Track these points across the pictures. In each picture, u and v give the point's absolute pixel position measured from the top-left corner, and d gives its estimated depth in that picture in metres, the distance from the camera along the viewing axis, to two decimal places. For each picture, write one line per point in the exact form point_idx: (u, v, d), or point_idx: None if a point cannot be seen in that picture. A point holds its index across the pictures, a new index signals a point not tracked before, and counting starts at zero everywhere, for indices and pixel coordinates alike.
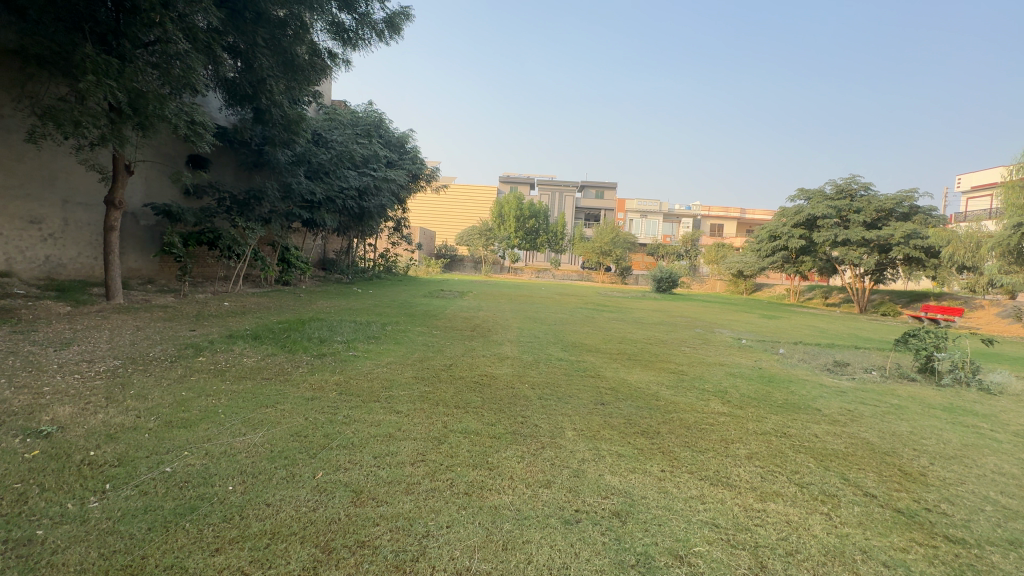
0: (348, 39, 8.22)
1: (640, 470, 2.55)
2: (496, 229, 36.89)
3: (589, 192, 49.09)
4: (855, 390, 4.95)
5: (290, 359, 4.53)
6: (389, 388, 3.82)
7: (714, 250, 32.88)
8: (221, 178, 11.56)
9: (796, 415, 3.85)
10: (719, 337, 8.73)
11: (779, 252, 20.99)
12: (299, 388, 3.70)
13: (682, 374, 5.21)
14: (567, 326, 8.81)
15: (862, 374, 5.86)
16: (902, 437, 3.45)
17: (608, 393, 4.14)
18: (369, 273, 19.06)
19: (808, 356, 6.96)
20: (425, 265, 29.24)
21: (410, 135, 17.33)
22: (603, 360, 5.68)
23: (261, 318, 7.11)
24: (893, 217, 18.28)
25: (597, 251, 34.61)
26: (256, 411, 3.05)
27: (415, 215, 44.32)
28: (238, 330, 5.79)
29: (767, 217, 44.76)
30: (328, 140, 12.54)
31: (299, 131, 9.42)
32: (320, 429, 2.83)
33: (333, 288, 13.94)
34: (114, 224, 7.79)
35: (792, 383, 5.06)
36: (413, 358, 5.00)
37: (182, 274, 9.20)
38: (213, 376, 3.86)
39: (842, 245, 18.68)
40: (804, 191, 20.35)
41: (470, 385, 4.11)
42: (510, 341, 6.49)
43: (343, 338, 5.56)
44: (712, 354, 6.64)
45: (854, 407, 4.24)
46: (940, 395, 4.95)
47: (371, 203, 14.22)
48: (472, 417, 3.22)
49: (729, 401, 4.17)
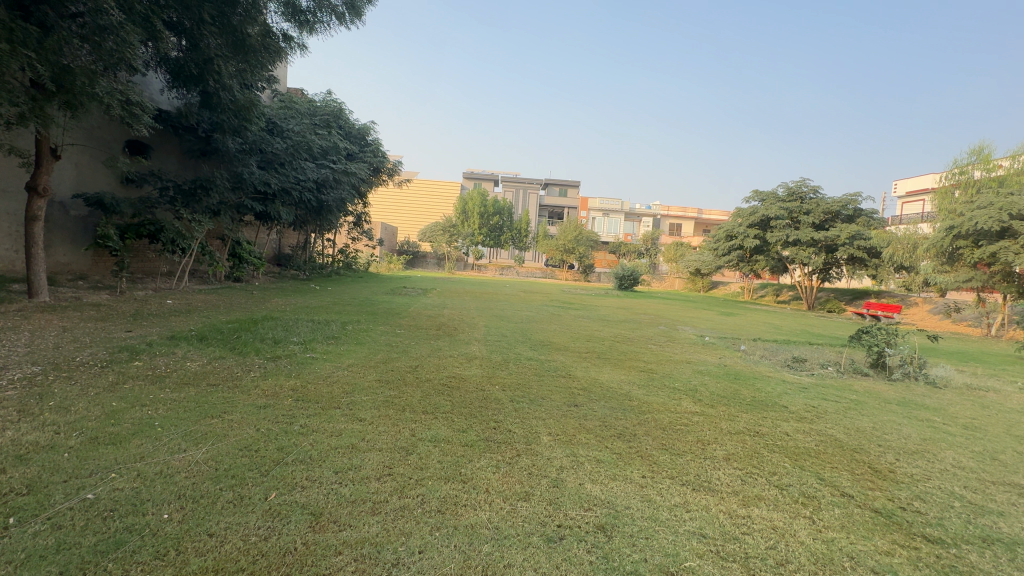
0: (305, 22, 7.82)
1: (621, 478, 2.44)
2: (460, 226, 36.46)
3: (553, 189, 49.34)
4: (816, 386, 5.07)
5: (240, 363, 4.17)
6: (351, 393, 3.57)
7: (673, 248, 33.79)
8: (164, 165, 10.73)
9: (765, 412, 3.87)
10: (682, 334, 8.87)
11: (735, 251, 21.74)
12: (250, 395, 3.38)
13: (652, 372, 5.19)
14: (534, 324, 8.69)
15: (820, 370, 6.04)
16: (866, 433, 3.52)
17: (581, 394, 4.04)
18: (327, 269, 18.33)
19: (768, 353, 7.15)
20: (387, 262, 28.48)
21: (371, 126, 16.75)
22: (573, 359, 5.59)
23: (209, 317, 6.60)
24: (839, 219, 19.28)
25: (561, 249, 34.83)
26: (200, 423, 2.74)
27: (376, 209, 43.17)
28: (180, 331, 5.31)
29: (723, 217, 46.48)
30: (283, 129, 11.90)
31: (251, 117, 8.85)
32: (274, 442, 2.56)
33: (289, 285, 13.27)
34: (38, 214, 7.04)
35: (757, 380, 5.13)
36: (375, 360, 4.72)
37: (119, 269, 8.47)
38: (150, 383, 3.47)
39: (792, 245, 19.56)
40: (759, 192, 21.15)
41: (437, 388, 3.90)
42: (477, 341, 6.29)
43: (300, 339, 5.20)
44: (678, 352, 6.69)
45: (818, 404, 4.32)
46: (893, 390, 5.15)
47: (330, 196, 13.65)
48: (442, 424, 3.03)
49: (701, 400, 4.15)
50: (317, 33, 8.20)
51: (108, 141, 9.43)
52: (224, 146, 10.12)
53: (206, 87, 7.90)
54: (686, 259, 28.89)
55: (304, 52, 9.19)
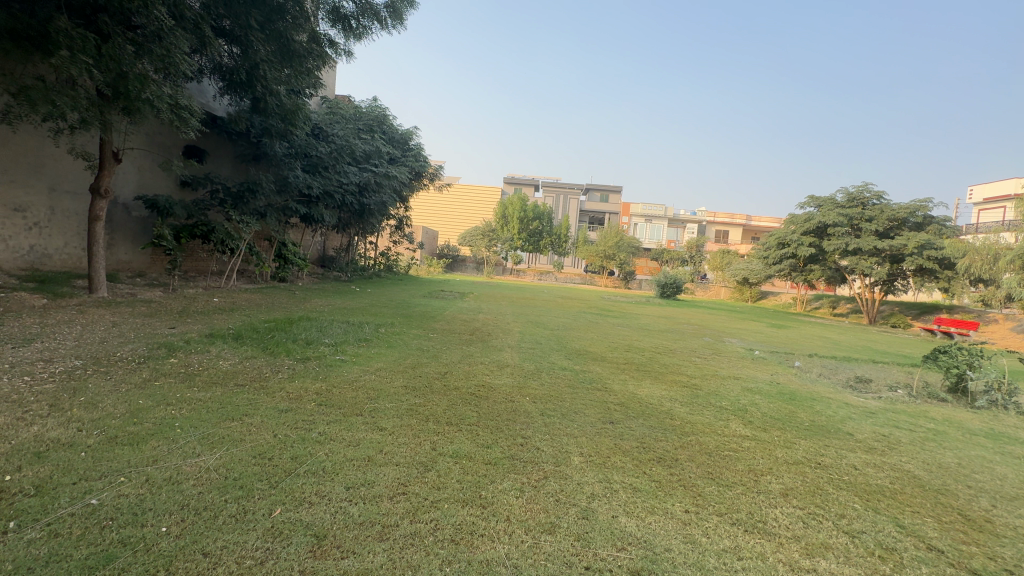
0: (351, 29, 7.95)
1: (660, 511, 2.16)
2: (499, 231, 36.53)
3: (594, 195, 48.65)
4: (885, 411, 4.54)
5: (270, 363, 4.15)
6: (375, 399, 3.45)
7: (719, 256, 32.46)
8: (217, 169, 11.23)
9: (827, 440, 3.45)
10: (729, 347, 8.33)
11: (787, 260, 20.55)
12: (273, 397, 3.30)
13: (696, 388, 4.81)
14: (571, 331, 8.41)
15: (887, 392, 5.45)
16: (951, 471, 3.05)
17: (617, 410, 3.74)
18: (368, 271, 18.70)
19: (827, 371, 6.56)
20: (426, 265, 28.87)
21: (414, 131, 16.99)
22: (609, 371, 5.28)
23: (249, 316, 6.75)
24: (906, 227, 17.86)
25: (601, 255, 34.21)
26: (219, 426, 2.67)
27: (418, 214, 44.02)
28: (220, 329, 5.42)
29: (774, 225, 44.30)
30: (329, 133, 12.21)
31: (297, 122, 9.08)
32: (289, 450, 2.45)
33: (330, 286, 13.58)
34: (99, 214, 7.44)
35: (815, 402, 4.66)
36: (404, 365, 4.60)
37: (172, 268, 8.87)
38: (179, 381, 3.47)
39: (852, 254, 18.25)
40: (815, 198, 19.91)
41: (464, 398, 3.72)
42: (511, 347, 6.09)
43: (331, 341, 5.16)
44: (725, 366, 6.23)
45: (889, 432, 3.83)
46: (978, 419, 4.54)
47: (371, 200, 13.88)
48: (466, 438, 2.84)
49: (751, 422, 3.76)
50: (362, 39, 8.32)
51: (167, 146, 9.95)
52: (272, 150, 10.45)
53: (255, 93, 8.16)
54: (733, 268, 27.66)
55: (349, 58, 9.39)
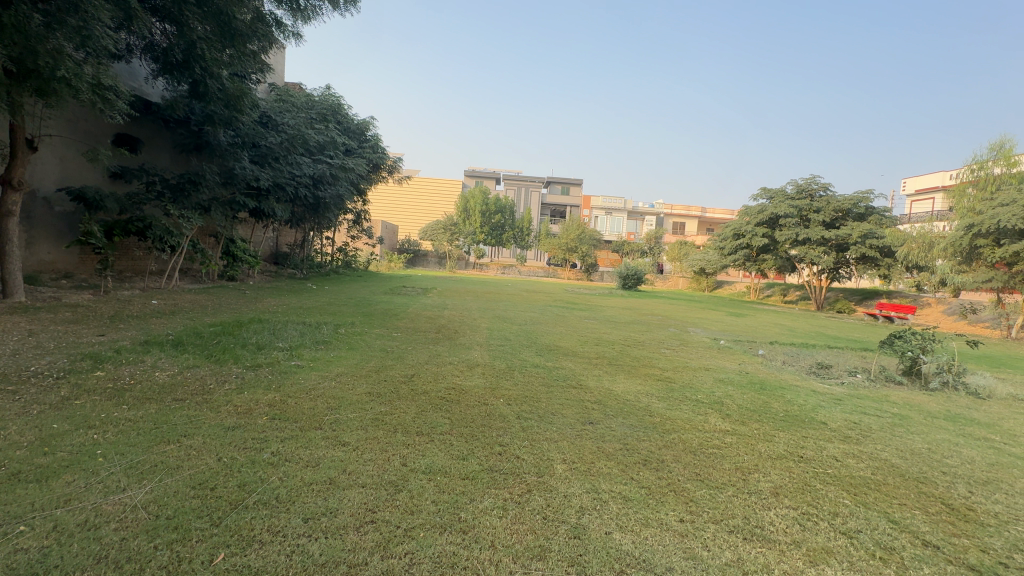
0: (299, 10, 7.44)
1: (656, 523, 2.00)
2: (461, 225, 36.03)
3: (555, 188, 48.82)
4: (851, 397, 4.63)
5: (215, 372, 3.74)
6: (336, 409, 3.15)
7: (677, 247, 33.32)
8: (154, 160, 10.34)
9: (804, 431, 3.44)
10: (695, 337, 8.42)
11: (741, 250, 21.27)
12: (218, 413, 2.93)
13: (670, 381, 4.75)
14: (539, 326, 8.27)
15: (848, 378, 5.59)
16: (924, 458, 3.08)
17: (595, 409, 3.59)
18: (325, 268, 17.93)
19: (789, 358, 6.71)
20: (387, 261, 28.08)
21: (371, 121, 16.32)
22: (582, 367, 5.14)
23: (193, 319, 6.19)
24: (850, 217, 18.83)
25: (563, 248, 34.36)
26: (151, 452, 2.31)
27: (376, 208, 42.82)
28: (157, 335, 4.89)
29: (727, 216, 45.98)
30: (278, 122, 11.50)
31: (242, 108, 8.42)
32: (235, 477, 2.13)
33: (285, 285, 12.86)
34: (12, 208, 6.61)
35: (785, 391, 4.69)
36: (367, 368, 4.28)
37: (103, 268, 8.06)
38: (105, 398, 3.03)
39: (801, 244, 19.08)
40: (767, 190, 20.65)
41: (434, 403, 3.47)
42: (480, 345, 5.86)
43: (286, 345, 4.75)
44: (694, 357, 6.24)
45: (859, 419, 3.87)
46: (935, 401, 4.71)
47: (326, 193, 13.21)
48: (439, 449, 2.60)
49: (729, 416, 3.71)
50: (312, 20, 7.80)
51: (94, 134, 9.04)
52: (215, 139, 9.69)
53: (193, 76, 7.48)
54: (691, 259, 28.46)
55: (297, 41, 8.83)
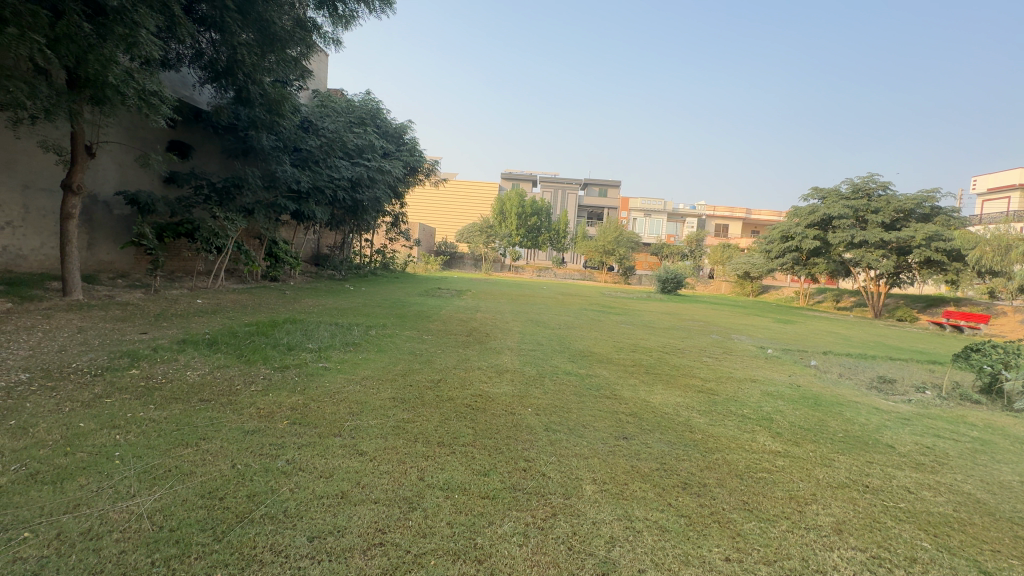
0: (339, 17, 7.55)
1: (698, 563, 1.77)
2: (497, 227, 36.06)
3: (592, 189, 48.15)
4: (921, 417, 4.15)
5: (244, 373, 3.74)
6: (358, 415, 3.05)
7: (719, 250, 32.11)
8: (203, 165, 10.80)
9: (867, 455, 3.07)
10: (739, 345, 7.94)
11: (789, 253, 20.17)
12: (240, 415, 2.89)
13: (712, 393, 4.42)
14: (573, 330, 8.02)
15: (915, 394, 5.07)
16: (1016, 493, 2.67)
17: (631, 423, 3.34)
18: (363, 269, 18.29)
19: (846, 370, 6.17)
20: (423, 263, 28.44)
21: (408, 125, 16.54)
22: (617, 375, 4.88)
23: (232, 319, 6.33)
24: (912, 218, 17.49)
25: (600, 250, 33.78)
26: (167, 456, 2.26)
27: (415, 211, 43.60)
28: (194, 334, 5.01)
29: (774, 218, 43.97)
30: (319, 127, 11.79)
31: (283, 112, 8.63)
32: (245, 486, 2.04)
33: (324, 286, 13.15)
34: (72, 211, 7.00)
35: (843, 407, 4.27)
36: (393, 372, 4.19)
37: (154, 268, 8.45)
38: (135, 397, 3.05)
39: (858, 247, 17.87)
40: (819, 190, 19.50)
41: (459, 411, 3.33)
42: (510, 350, 5.68)
43: (315, 346, 4.75)
44: (739, 367, 5.83)
45: (933, 443, 3.43)
46: (1021, 424, 4.16)
47: (365, 195, 13.43)
48: (459, 463, 2.44)
49: (780, 434, 3.37)
50: (351, 26, 7.90)
51: (149, 141, 9.52)
52: (259, 143, 10.00)
53: (237, 82, 7.72)
54: (735, 262, 27.30)
55: (337, 47, 9.00)
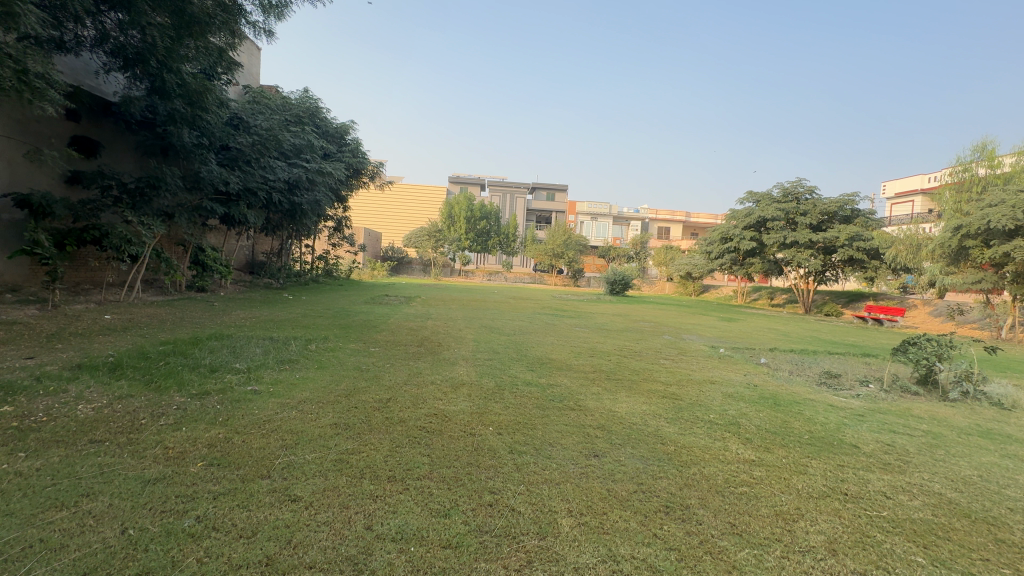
0: (270, 6, 6.97)
1: None
2: (446, 231, 35.39)
3: (541, 193, 48.55)
4: (874, 413, 4.23)
5: (151, 404, 3.16)
6: (292, 449, 2.61)
7: (663, 252, 33.30)
8: (113, 164, 9.66)
9: (836, 458, 3.00)
10: (692, 345, 8.03)
11: (728, 254, 21.12)
12: (141, 459, 2.37)
13: (676, 398, 4.29)
14: (528, 336, 7.78)
15: (861, 389, 5.22)
16: (980, 489, 2.67)
17: (600, 438, 3.11)
18: (304, 277, 17.21)
19: (795, 367, 6.32)
20: (370, 269, 27.37)
21: (350, 125, 15.76)
22: (579, 383, 4.66)
23: (145, 337, 5.56)
24: (836, 220, 18.81)
25: (550, 253, 33.99)
26: (30, 526, 1.76)
27: (359, 215, 42.12)
28: (95, 357, 4.28)
29: (711, 221, 46.27)
30: (250, 124, 10.89)
31: (205, 105, 7.81)
32: (136, 561, 1.60)
33: (260, 295, 12.18)
34: None
35: (801, 406, 4.29)
36: (336, 393, 3.73)
37: (52, 280, 7.37)
38: (1, 443, 2.45)
39: (790, 247, 18.96)
40: (753, 194, 20.56)
41: (411, 436, 2.95)
42: (465, 360, 5.34)
43: (243, 366, 4.18)
44: (696, 368, 5.80)
45: (892, 440, 3.45)
46: (960, 414, 4.34)
47: (303, 198, 12.58)
48: (415, 503, 2.10)
49: (750, 440, 3.26)
50: (284, 18, 7.34)
51: (43, 135, 8.33)
52: (179, 140, 9.04)
53: (149, 69, 6.87)
54: (678, 263, 28.32)
55: (269, 39, 8.34)
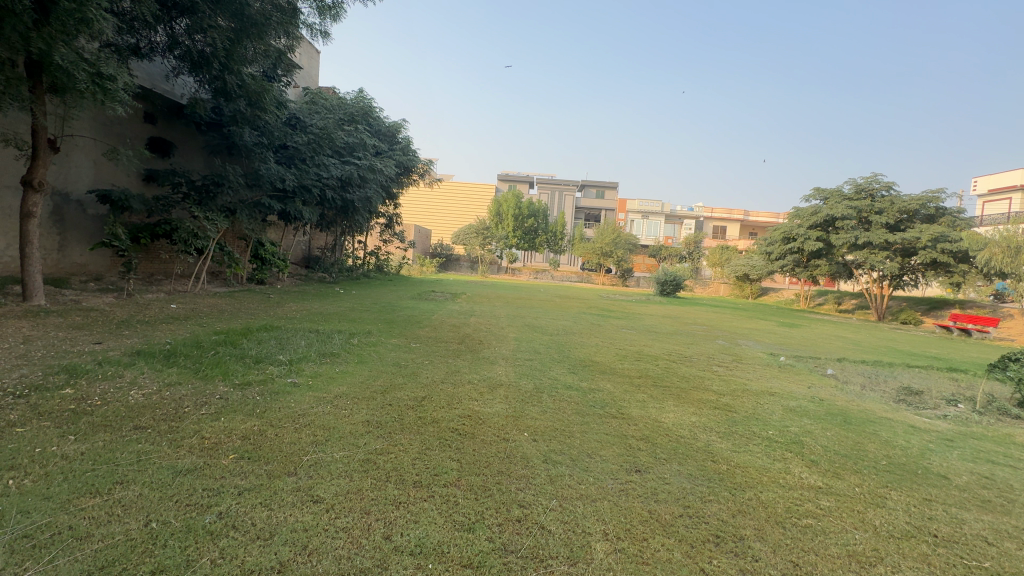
0: (327, 9, 7.14)
1: None
2: (494, 228, 35.48)
3: (590, 191, 47.81)
4: (966, 438, 3.70)
5: (197, 393, 3.24)
6: (321, 445, 2.57)
7: (718, 252, 31.82)
8: (184, 163, 10.33)
9: (922, 491, 2.60)
10: (748, 351, 7.50)
11: (791, 255, 19.78)
12: (177, 448, 2.41)
13: (730, 410, 3.94)
14: (572, 336, 7.55)
15: (948, 409, 4.61)
16: None
17: (643, 451, 2.87)
18: (356, 272, 17.77)
19: (868, 381, 5.72)
20: (419, 265, 27.97)
21: (402, 124, 16.08)
22: (623, 389, 4.39)
23: (203, 326, 5.83)
24: (917, 219, 17.13)
25: (598, 252, 33.33)
26: (62, 512, 1.78)
27: (410, 213, 43.17)
28: (154, 344, 4.50)
29: (772, 220, 43.75)
30: (306, 123, 11.31)
31: (264, 105, 8.12)
32: (152, 557, 1.57)
33: (313, 289, 12.66)
34: (32, 210, 6.44)
35: (876, 426, 3.83)
36: (373, 388, 3.70)
37: (128, 271, 7.95)
38: (57, 425, 2.57)
39: (861, 248, 17.48)
40: (821, 191, 19.13)
41: (442, 437, 2.84)
42: (504, 359, 5.21)
43: (287, 358, 4.26)
44: (753, 378, 5.36)
45: (991, 472, 2.98)
46: None
47: (355, 195, 12.94)
48: (438, 514, 1.97)
49: (816, 463, 2.91)
50: (338, 20, 7.50)
51: (123, 136, 9.00)
52: (241, 140, 9.50)
53: (212, 71, 7.22)
54: (735, 264, 26.90)
55: (325, 40, 8.57)
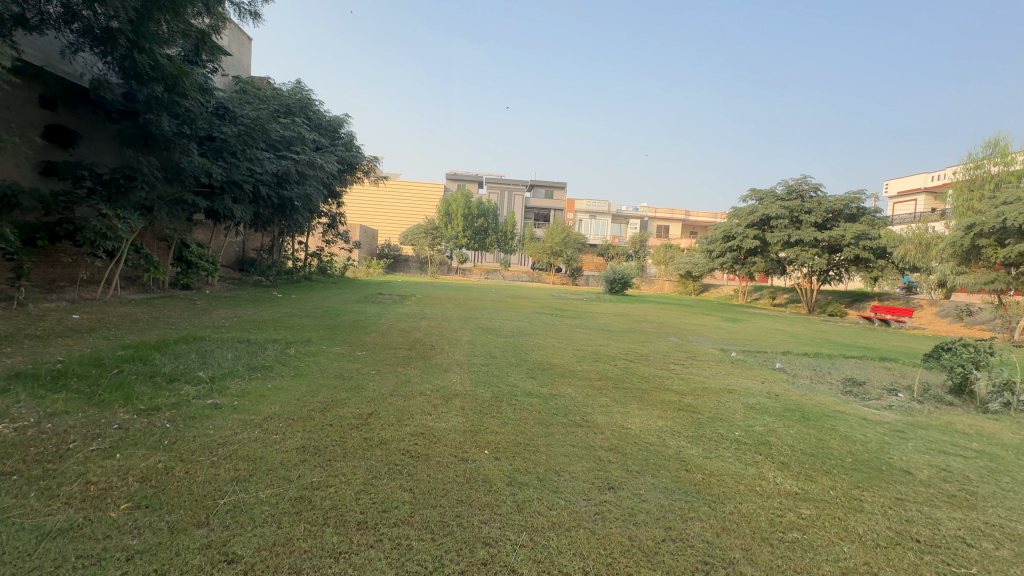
0: None
1: None
2: (443, 228, 34.73)
3: (538, 191, 48.09)
4: (915, 428, 3.78)
5: (89, 423, 2.69)
6: (243, 483, 2.14)
7: (662, 250, 32.86)
8: (89, 154, 9.15)
9: (892, 490, 2.54)
10: (700, 347, 7.60)
11: (730, 253, 20.69)
12: (51, 500, 1.91)
13: (694, 412, 3.82)
14: (527, 338, 7.31)
15: (890, 399, 4.77)
16: None
17: (613, 463, 2.66)
18: (296, 274, 16.72)
19: (814, 373, 5.88)
20: (365, 266, 26.89)
21: (345, 118, 15.25)
22: (584, 394, 4.18)
23: (109, 339, 5.07)
24: (841, 218, 18.38)
25: (548, 251, 33.49)
26: None
27: (354, 213, 41.58)
28: (41, 363, 3.79)
29: (710, 220, 45.93)
30: (235, 114, 10.37)
31: (183, 90, 7.27)
32: None
33: (247, 293, 11.70)
34: None
35: (832, 420, 3.85)
36: (309, 407, 3.24)
37: (18, 277, 6.86)
38: None
39: (793, 246, 18.53)
40: (756, 191, 20.12)
41: (393, 462, 2.49)
42: (458, 366, 4.88)
43: (208, 374, 3.71)
44: (709, 375, 5.33)
45: (947, 464, 3.01)
46: (1007, 430, 3.91)
47: (293, 192, 12.08)
48: (388, 566, 1.65)
49: (788, 466, 2.81)
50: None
51: (11, 122, 7.81)
52: (158, 129, 8.51)
53: (118, 48, 6.34)
54: (678, 262, 27.86)
55: (256, 21, 7.85)
